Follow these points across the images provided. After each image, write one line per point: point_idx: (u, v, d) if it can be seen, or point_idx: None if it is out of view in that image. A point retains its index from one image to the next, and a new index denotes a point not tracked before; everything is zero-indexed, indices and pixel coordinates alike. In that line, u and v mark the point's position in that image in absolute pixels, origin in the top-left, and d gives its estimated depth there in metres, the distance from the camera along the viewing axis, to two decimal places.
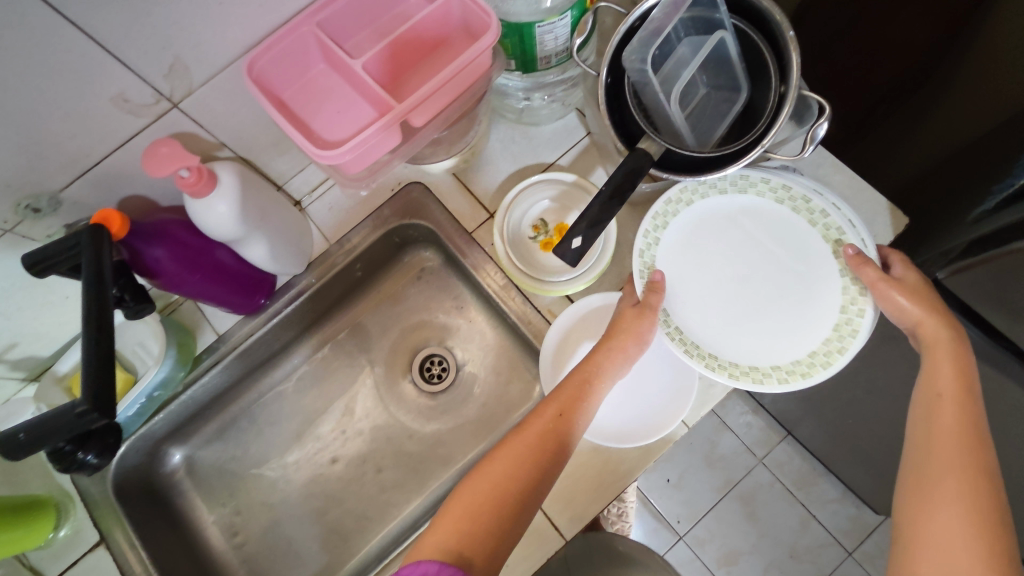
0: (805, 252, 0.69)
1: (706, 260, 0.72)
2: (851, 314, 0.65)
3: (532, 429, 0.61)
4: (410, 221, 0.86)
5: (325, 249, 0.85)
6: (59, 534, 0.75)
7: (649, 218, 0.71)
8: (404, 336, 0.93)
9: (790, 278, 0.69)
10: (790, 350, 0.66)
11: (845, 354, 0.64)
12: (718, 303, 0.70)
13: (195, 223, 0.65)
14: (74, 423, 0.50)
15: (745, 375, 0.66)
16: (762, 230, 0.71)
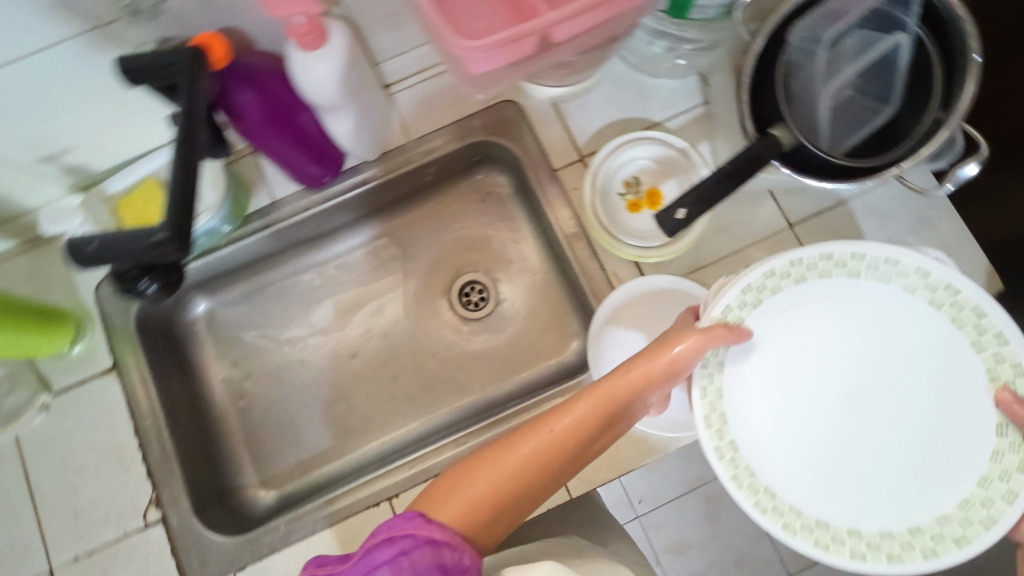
0: (953, 394, 0.47)
1: (797, 352, 0.49)
2: (994, 495, 0.44)
3: (540, 435, 0.52)
4: (495, 140, 0.81)
5: (402, 144, 0.80)
6: (74, 350, 0.75)
7: (737, 288, 0.48)
8: (452, 254, 0.90)
9: (922, 423, 0.47)
10: (886, 519, 0.45)
11: (963, 549, 0.43)
12: (806, 426, 0.49)
13: (293, 82, 0.62)
14: (147, 251, 0.54)
15: (809, 532, 0.46)
16: (894, 341, 0.48)
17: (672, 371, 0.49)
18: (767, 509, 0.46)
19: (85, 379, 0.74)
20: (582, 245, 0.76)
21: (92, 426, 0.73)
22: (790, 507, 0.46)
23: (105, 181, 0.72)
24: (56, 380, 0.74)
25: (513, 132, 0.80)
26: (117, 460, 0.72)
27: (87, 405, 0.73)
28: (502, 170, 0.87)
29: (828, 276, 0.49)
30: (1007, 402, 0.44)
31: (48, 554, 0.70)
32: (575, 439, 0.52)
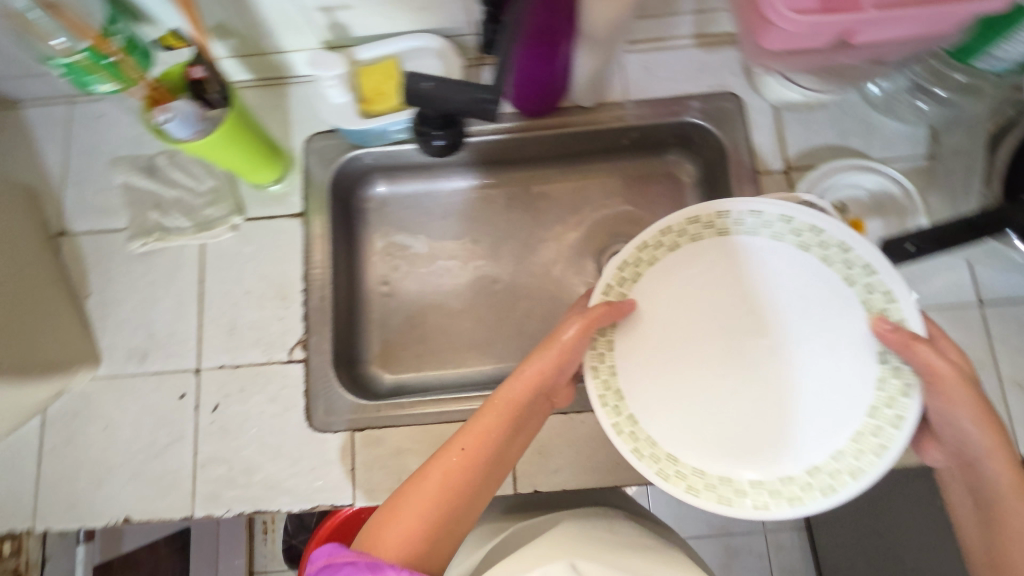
0: (825, 344, 0.58)
1: (701, 321, 0.62)
2: (884, 422, 0.54)
3: (459, 462, 0.55)
4: (707, 126, 0.81)
5: (619, 101, 0.82)
6: (272, 186, 0.80)
7: (627, 249, 0.61)
8: (615, 220, 0.89)
9: (804, 377, 0.59)
10: (784, 467, 0.56)
11: (857, 481, 0.53)
12: (687, 398, 0.60)
13: (582, 12, 0.62)
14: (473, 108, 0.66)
15: (713, 492, 0.55)
16: (779, 300, 0.61)
17: (563, 360, 0.59)
18: (661, 468, 0.56)
19: (274, 216, 0.80)
20: None
21: (270, 256, 0.79)
22: (678, 463, 0.57)
23: (357, 46, 0.76)
24: (248, 208, 0.80)
25: (728, 123, 0.80)
26: (278, 296, 0.78)
27: (268, 239, 0.79)
28: (694, 156, 0.87)
29: (697, 238, 0.62)
30: (887, 332, 0.54)
31: (199, 355, 0.76)
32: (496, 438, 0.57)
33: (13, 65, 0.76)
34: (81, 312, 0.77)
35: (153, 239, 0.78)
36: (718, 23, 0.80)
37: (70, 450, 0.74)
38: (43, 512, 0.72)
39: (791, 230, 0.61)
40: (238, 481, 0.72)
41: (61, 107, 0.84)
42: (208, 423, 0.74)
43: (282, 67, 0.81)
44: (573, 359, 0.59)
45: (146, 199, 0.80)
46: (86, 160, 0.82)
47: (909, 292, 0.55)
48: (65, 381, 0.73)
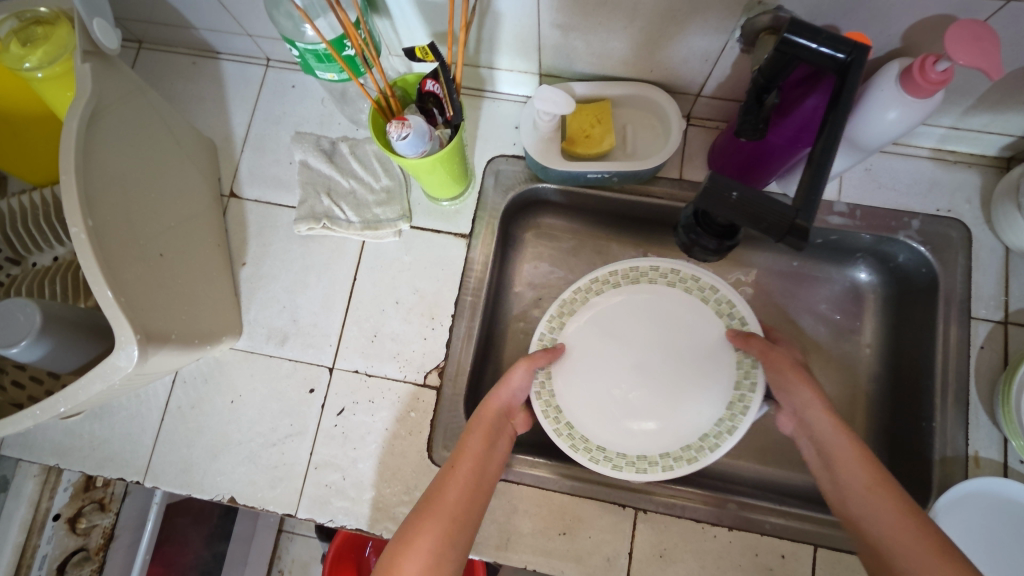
0: (695, 347, 0.72)
1: (613, 347, 0.74)
2: (744, 390, 0.67)
3: (455, 485, 0.54)
4: (926, 249, 0.72)
5: (829, 200, 0.75)
6: (444, 203, 0.77)
7: (545, 319, 0.73)
8: (779, 316, 0.82)
9: (688, 375, 0.71)
10: (684, 436, 0.67)
11: (735, 432, 0.65)
12: (608, 406, 0.71)
13: (856, 115, 0.57)
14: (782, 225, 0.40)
15: (631, 466, 0.66)
16: (665, 328, 0.73)
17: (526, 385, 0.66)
18: (591, 454, 0.67)
19: (440, 231, 0.77)
20: (955, 406, 0.68)
21: (429, 271, 0.76)
22: (606, 451, 0.68)
23: (573, 82, 0.73)
24: (417, 216, 0.78)
25: (949, 255, 0.71)
26: (426, 315, 0.75)
27: (430, 253, 0.77)
28: (888, 274, 0.78)
29: (617, 286, 0.73)
30: (735, 336, 0.68)
31: (336, 354, 0.74)
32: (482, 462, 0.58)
33: (232, 22, 0.75)
34: (233, 280, 0.77)
35: (319, 226, 0.76)
36: (965, 143, 0.72)
37: (194, 414, 0.74)
38: (156, 469, 0.72)
39: (660, 275, 0.73)
40: (347, 494, 0.70)
41: (257, 68, 0.83)
42: (331, 426, 0.72)
43: (484, 81, 0.79)
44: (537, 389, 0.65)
45: (319, 183, 0.78)
46: (270, 127, 0.82)
47: (738, 296, 0.69)
48: (211, 350, 0.72)
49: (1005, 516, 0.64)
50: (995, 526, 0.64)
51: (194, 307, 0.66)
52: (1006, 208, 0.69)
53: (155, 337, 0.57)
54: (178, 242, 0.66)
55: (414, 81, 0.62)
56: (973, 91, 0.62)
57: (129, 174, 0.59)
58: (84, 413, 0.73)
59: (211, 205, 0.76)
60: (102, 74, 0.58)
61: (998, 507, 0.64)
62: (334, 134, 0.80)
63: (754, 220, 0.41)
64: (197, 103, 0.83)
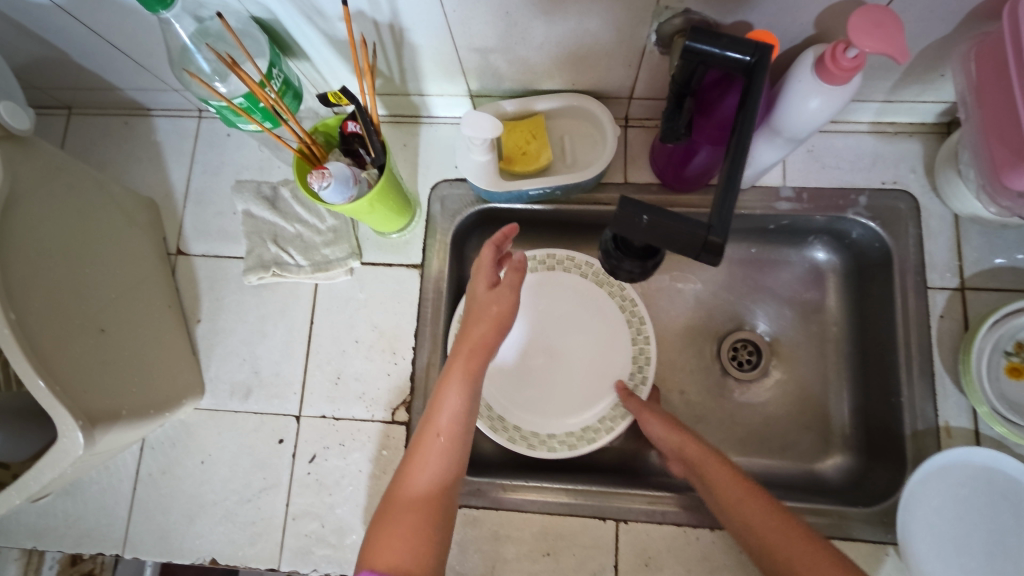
0: (596, 369, 0.74)
1: (543, 321, 0.76)
2: (600, 429, 0.70)
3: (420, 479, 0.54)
4: (876, 224, 0.72)
5: (775, 186, 0.74)
6: (393, 235, 0.77)
7: None
8: (743, 306, 0.82)
9: (576, 385, 0.73)
10: (535, 426, 0.71)
11: (568, 449, 0.69)
12: (512, 359, 0.74)
13: (780, 105, 0.56)
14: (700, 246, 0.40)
15: (488, 419, 0.70)
16: (583, 336, 0.75)
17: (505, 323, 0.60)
18: (492, 423, 0.70)
19: (392, 262, 0.77)
20: (921, 379, 0.68)
21: (386, 305, 0.76)
22: (487, 404, 0.71)
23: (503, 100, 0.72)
24: (367, 251, 0.77)
25: (899, 227, 0.71)
26: (387, 350, 0.74)
27: (384, 288, 0.76)
28: (844, 251, 0.78)
29: (586, 279, 0.76)
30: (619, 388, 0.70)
31: (302, 402, 0.74)
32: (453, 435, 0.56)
33: (154, 79, 0.74)
34: (189, 338, 0.76)
35: (269, 274, 0.75)
36: (902, 114, 0.72)
37: (166, 479, 0.73)
38: (134, 539, 0.72)
39: (618, 295, 0.75)
40: (328, 541, 0.70)
41: (190, 121, 0.82)
42: (304, 474, 0.72)
43: (418, 108, 0.78)
44: (510, 312, 0.60)
45: (266, 230, 0.77)
46: (210, 179, 0.81)
47: (654, 361, 0.71)
48: (173, 414, 0.71)
49: (988, 487, 0.64)
50: (979, 498, 0.64)
51: (146, 376, 0.65)
52: (949, 174, 0.69)
53: (103, 417, 0.56)
54: (124, 312, 0.65)
55: (336, 125, 0.61)
56: (896, 65, 0.61)
57: (59, 254, 0.59)
58: (54, 492, 0.72)
59: (157, 267, 0.75)
60: (14, 157, 0.57)
61: (979, 478, 0.64)
62: (275, 179, 0.79)
63: (669, 242, 0.40)
64: (133, 163, 0.82)
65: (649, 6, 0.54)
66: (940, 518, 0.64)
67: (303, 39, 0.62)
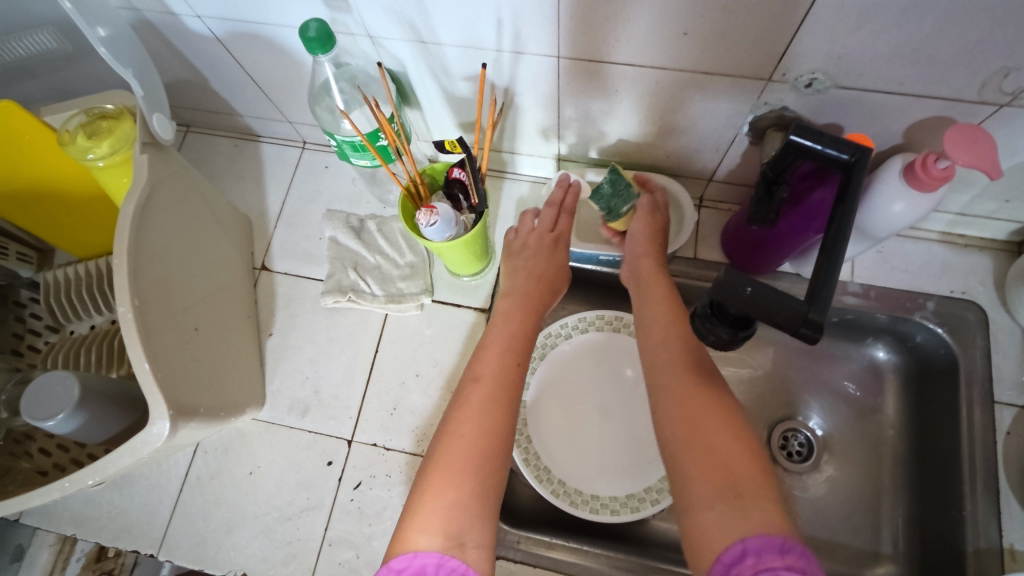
0: (646, 434, 0.74)
1: (599, 380, 0.77)
2: (647, 497, 0.69)
3: (472, 419, 0.53)
4: (942, 330, 0.73)
5: (842, 280, 0.76)
6: (465, 277, 0.80)
7: (576, 316, 0.78)
8: (796, 394, 0.82)
9: (625, 447, 0.73)
10: (580, 482, 0.71)
11: (612, 515, 0.68)
12: (563, 412, 0.75)
13: (865, 204, 0.59)
14: (800, 320, 0.42)
15: (534, 468, 0.71)
16: (637, 399, 0.76)
17: (555, 276, 0.68)
18: (538, 472, 0.71)
19: (462, 304, 0.80)
20: (986, 494, 0.66)
21: (450, 344, 0.78)
22: (535, 454, 0.72)
23: (588, 169, 0.77)
24: (440, 289, 0.80)
25: (966, 336, 0.72)
26: (446, 388, 0.76)
27: (450, 326, 0.79)
28: (906, 353, 0.78)
29: None
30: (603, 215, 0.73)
31: (355, 426, 0.75)
32: (503, 379, 0.57)
33: (275, 110, 0.82)
34: (260, 349, 0.79)
35: (345, 298, 0.79)
36: (973, 228, 0.74)
37: (213, 485, 0.74)
38: (171, 541, 0.72)
39: None
40: (360, 573, 0.69)
41: (294, 151, 0.89)
42: (347, 500, 0.72)
43: (506, 164, 0.83)
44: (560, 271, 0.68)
45: (347, 257, 0.82)
46: (303, 204, 0.86)
47: None
48: (233, 420, 0.73)
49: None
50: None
51: (223, 378, 0.68)
52: (1020, 292, 0.70)
53: (186, 410, 0.59)
54: (212, 315, 0.69)
55: (442, 169, 0.66)
56: (975, 181, 0.64)
57: (173, 253, 0.63)
58: (106, 482, 0.74)
59: (242, 278, 0.80)
60: (156, 162, 0.63)
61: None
62: (363, 212, 0.85)
63: (768, 315, 0.42)
64: (236, 181, 0.89)
65: (749, 100, 0.59)
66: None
67: (422, 91, 0.69)
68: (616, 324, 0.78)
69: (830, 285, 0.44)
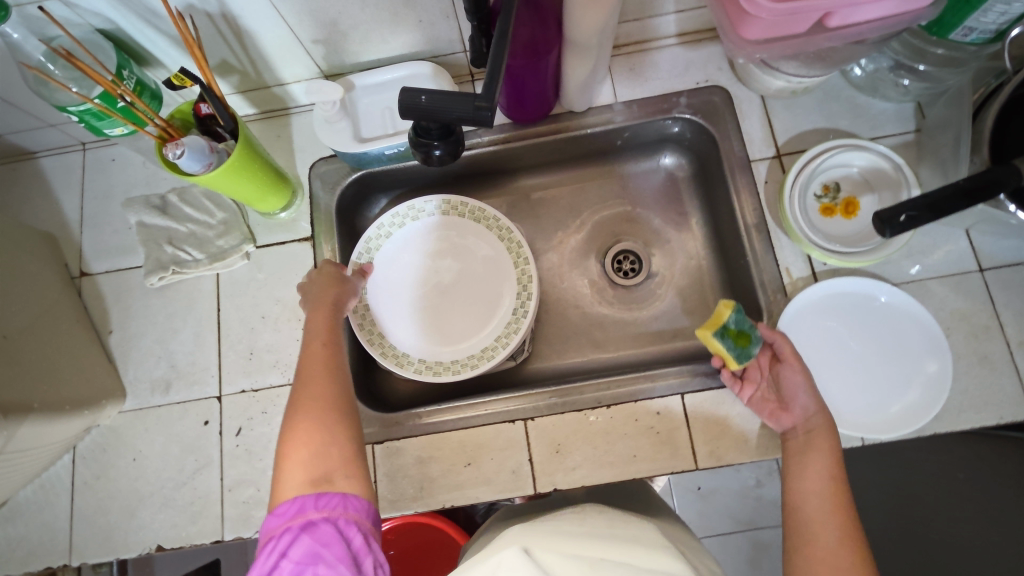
0: (482, 293, 0.81)
1: (429, 261, 0.83)
2: (498, 346, 0.77)
3: (315, 384, 0.59)
4: (700, 118, 0.82)
5: (609, 104, 0.84)
6: (280, 215, 0.83)
7: (387, 214, 0.81)
8: (613, 221, 0.91)
9: (468, 311, 0.80)
10: (438, 355, 0.78)
11: (473, 369, 0.76)
12: (404, 300, 0.81)
13: (565, 19, 0.65)
14: (471, 112, 0.49)
15: (392, 356, 0.77)
16: (465, 267, 0.82)
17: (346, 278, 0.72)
18: (398, 359, 0.77)
19: (284, 240, 0.83)
20: (761, 237, 0.77)
21: (287, 278, 0.81)
22: (390, 345, 0.78)
23: (353, 76, 0.80)
24: (260, 234, 0.83)
25: (717, 117, 0.82)
26: (293, 319, 0.80)
27: (281, 262, 0.82)
28: (686, 152, 0.88)
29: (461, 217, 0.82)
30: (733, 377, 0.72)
31: (220, 382, 0.78)
32: (330, 357, 0.62)
33: (30, 117, 0.80)
34: (104, 349, 0.80)
35: (169, 272, 0.80)
36: (699, 22, 0.83)
37: (102, 482, 0.76)
38: (78, 547, 0.74)
39: (497, 227, 0.81)
40: (265, 503, 0.74)
41: (76, 155, 0.87)
42: (233, 446, 0.76)
43: (284, 99, 0.85)
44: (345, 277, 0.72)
45: (160, 235, 0.82)
46: (103, 202, 0.85)
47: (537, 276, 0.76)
48: (95, 417, 0.74)
49: (864, 314, 0.74)
50: (861, 324, 0.73)
51: (57, 378, 0.69)
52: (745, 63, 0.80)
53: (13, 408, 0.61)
54: (27, 325, 0.69)
55: (190, 110, 0.69)
56: None
57: None
58: None
59: (62, 288, 0.79)
60: None
61: (857, 310, 0.74)
62: (164, 190, 0.85)
63: (447, 114, 0.50)
64: (26, 203, 0.86)
65: None
66: (834, 358, 0.73)
67: (151, 45, 0.69)
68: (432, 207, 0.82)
69: (498, 74, 0.51)
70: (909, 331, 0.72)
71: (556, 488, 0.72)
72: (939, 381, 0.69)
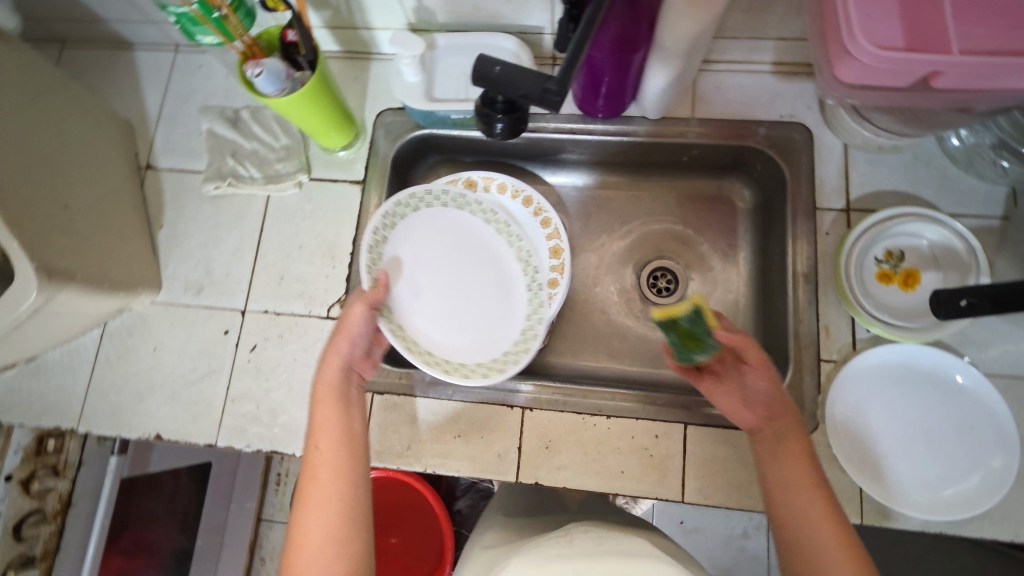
0: (504, 292, 0.78)
1: (447, 253, 0.78)
2: (525, 344, 0.74)
3: (312, 497, 0.55)
4: (774, 152, 0.79)
5: (684, 117, 0.81)
6: (340, 153, 0.85)
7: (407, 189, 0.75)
8: (660, 236, 0.90)
9: (491, 308, 0.78)
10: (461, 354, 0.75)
11: (507, 367, 0.73)
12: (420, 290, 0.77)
13: (660, 20, 0.64)
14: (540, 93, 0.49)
15: (417, 352, 0.73)
16: (488, 266, 0.79)
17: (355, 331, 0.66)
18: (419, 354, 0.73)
19: (337, 178, 0.85)
20: (807, 289, 0.74)
21: (331, 216, 0.83)
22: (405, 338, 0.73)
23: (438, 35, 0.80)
24: (316, 167, 0.85)
25: (793, 155, 0.78)
26: (327, 256, 0.82)
27: (329, 199, 0.84)
28: (752, 184, 0.85)
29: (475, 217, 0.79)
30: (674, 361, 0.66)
31: (247, 297, 0.81)
32: (329, 456, 0.57)
33: (134, 10, 0.84)
34: (151, 240, 0.84)
35: (225, 183, 0.83)
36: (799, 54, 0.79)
37: (121, 362, 0.80)
38: (88, 415, 0.79)
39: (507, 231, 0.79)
40: (261, 420, 0.77)
41: (168, 55, 0.91)
42: (245, 361, 0.79)
43: (368, 44, 0.86)
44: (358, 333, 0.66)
45: (226, 147, 0.86)
46: (182, 104, 0.89)
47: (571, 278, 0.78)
48: (129, 302, 0.78)
49: (926, 388, 0.68)
50: (921, 396, 0.68)
51: (103, 257, 0.73)
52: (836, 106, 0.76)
53: (60, 274, 0.65)
54: (88, 202, 0.73)
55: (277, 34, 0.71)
56: None
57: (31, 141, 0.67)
58: (22, 370, 0.80)
59: (128, 175, 0.84)
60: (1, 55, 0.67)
61: (918, 381, 0.69)
62: (239, 105, 0.88)
63: (516, 89, 0.50)
64: (114, 89, 0.91)
65: None
66: (884, 424, 0.68)
67: None
68: (481, 183, 0.84)
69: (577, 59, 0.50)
70: (975, 418, 0.67)
71: (537, 482, 0.72)
72: (999, 477, 0.64)
